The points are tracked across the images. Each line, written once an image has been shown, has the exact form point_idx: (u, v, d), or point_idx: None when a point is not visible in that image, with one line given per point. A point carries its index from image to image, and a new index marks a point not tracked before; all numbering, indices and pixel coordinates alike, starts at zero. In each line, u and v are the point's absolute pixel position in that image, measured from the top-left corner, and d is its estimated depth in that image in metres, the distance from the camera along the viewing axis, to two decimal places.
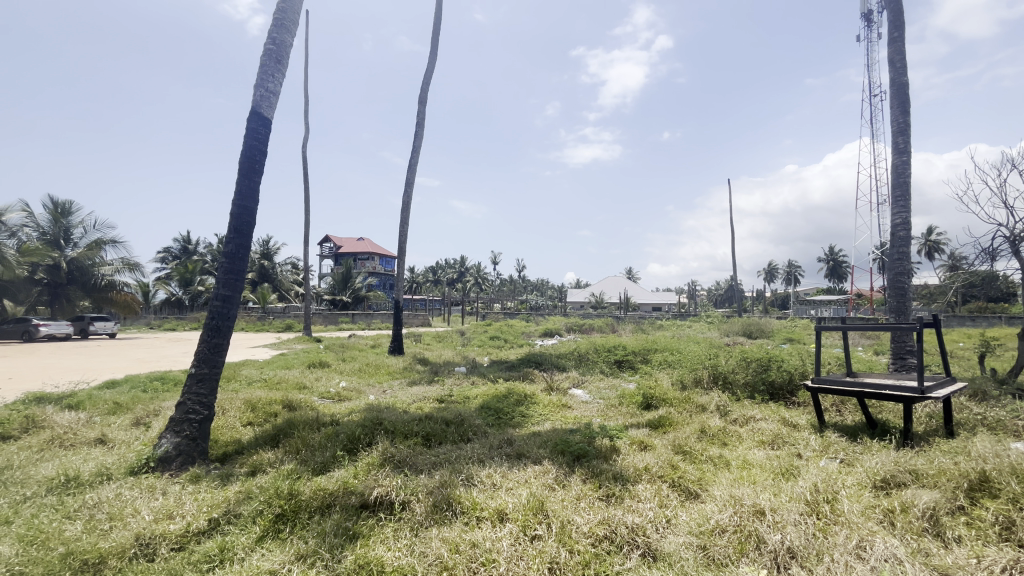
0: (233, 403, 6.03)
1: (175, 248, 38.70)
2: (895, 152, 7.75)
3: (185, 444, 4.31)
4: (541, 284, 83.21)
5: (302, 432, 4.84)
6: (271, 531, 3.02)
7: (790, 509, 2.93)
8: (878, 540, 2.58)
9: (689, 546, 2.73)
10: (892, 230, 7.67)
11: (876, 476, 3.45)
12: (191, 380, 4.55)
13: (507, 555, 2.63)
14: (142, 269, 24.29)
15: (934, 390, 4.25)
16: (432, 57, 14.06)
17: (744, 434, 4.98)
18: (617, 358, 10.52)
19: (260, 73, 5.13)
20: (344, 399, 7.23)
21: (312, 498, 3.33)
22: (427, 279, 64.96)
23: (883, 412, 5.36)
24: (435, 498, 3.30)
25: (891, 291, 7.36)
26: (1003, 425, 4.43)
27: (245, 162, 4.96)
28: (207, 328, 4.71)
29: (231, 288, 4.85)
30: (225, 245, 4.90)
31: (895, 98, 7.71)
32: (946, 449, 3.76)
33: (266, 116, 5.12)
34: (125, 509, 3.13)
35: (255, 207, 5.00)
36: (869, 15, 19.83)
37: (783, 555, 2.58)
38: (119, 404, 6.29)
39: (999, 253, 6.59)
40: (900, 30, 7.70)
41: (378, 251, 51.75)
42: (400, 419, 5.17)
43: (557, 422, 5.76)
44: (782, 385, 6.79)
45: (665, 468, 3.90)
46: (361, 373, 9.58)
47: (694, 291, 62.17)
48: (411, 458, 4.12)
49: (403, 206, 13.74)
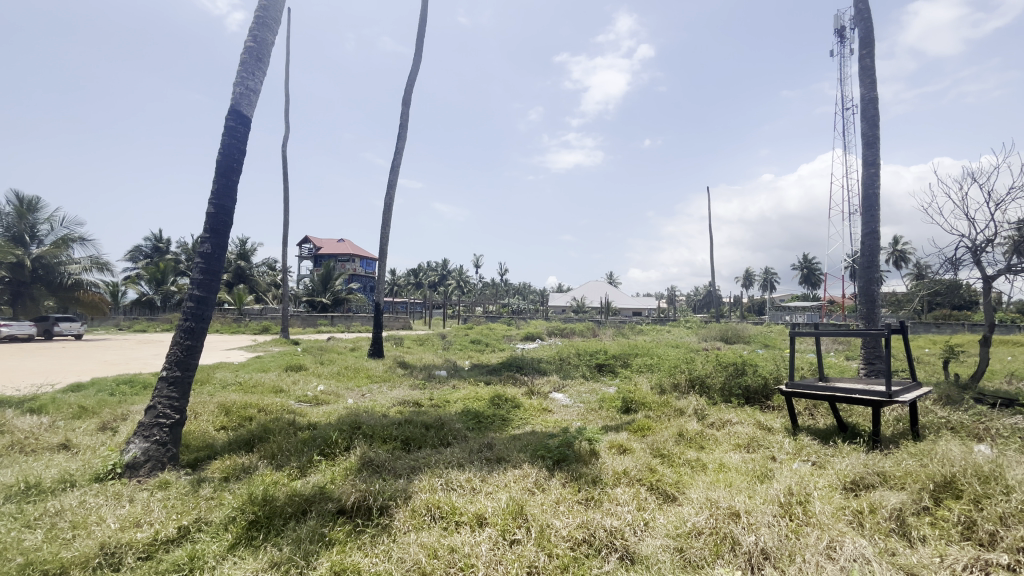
0: (206, 407, 5.88)
1: (146, 247, 37.66)
2: (864, 164, 8.03)
3: (154, 448, 4.17)
4: (523, 288, 83.40)
5: (279, 436, 4.76)
6: (244, 538, 2.94)
7: (763, 511, 2.99)
8: (847, 540, 2.66)
9: (666, 549, 2.75)
10: (863, 239, 7.92)
11: (846, 478, 3.54)
12: (162, 383, 4.42)
13: (486, 559, 2.62)
14: (111, 269, 23.56)
15: (901, 394, 4.38)
16: (417, 60, 14.01)
17: (721, 437, 5.07)
18: (598, 362, 10.59)
19: (240, 70, 5.03)
20: (322, 403, 7.13)
21: (286, 504, 3.25)
22: (409, 281, 64.48)
23: (853, 416, 5.52)
24: (413, 503, 3.28)
25: (862, 297, 7.56)
26: (966, 429, 4.62)
27: (222, 162, 4.85)
28: (181, 330, 4.58)
29: (206, 289, 4.71)
30: (201, 246, 4.76)
31: (866, 113, 7.99)
32: (912, 451, 3.89)
33: (245, 115, 5.03)
34: (89, 517, 3.01)
35: (232, 206, 4.89)
36: (842, 31, 20.50)
37: (757, 556, 2.63)
38: (84, 408, 6.06)
39: (962, 263, 6.86)
40: (869, 47, 7.99)
41: (359, 253, 51.28)
42: (379, 423, 5.11)
43: (538, 426, 5.77)
44: (757, 390, 6.94)
45: (644, 471, 3.93)
46: (340, 376, 9.43)
47: (673, 296, 63.27)
48: (390, 463, 4.08)
49: (385, 208, 13.62)
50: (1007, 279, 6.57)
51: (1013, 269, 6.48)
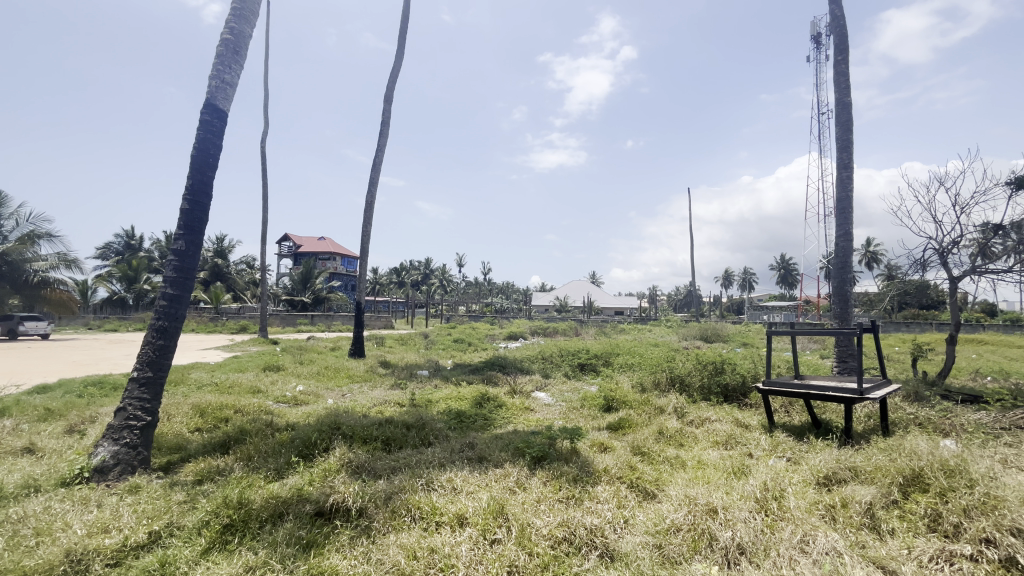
0: (180, 408, 5.74)
1: (117, 243, 36.52)
2: (839, 167, 8.24)
3: (124, 451, 4.04)
4: (506, 288, 83.16)
5: (255, 437, 4.67)
6: (218, 542, 2.87)
7: (740, 508, 3.04)
8: (820, 534, 2.72)
9: (645, 546, 2.77)
10: (837, 240, 8.12)
11: (820, 473, 3.63)
12: (132, 384, 4.29)
13: (467, 560, 2.61)
14: (81, 266, 22.77)
15: (872, 391, 4.52)
16: (400, 56, 13.88)
17: (699, 435, 5.15)
18: (580, 361, 10.66)
19: (216, 63, 4.90)
20: (301, 404, 7.02)
21: (262, 507, 3.19)
22: (392, 280, 63.88)
23: (827, 413, 5.67)
24: (393, 504, 3.24)
25: (836, 297, 7.76)
26: (932, 424, 4.79)
27: (197, 157, 4.73)
28: (152, 329, 4.45)
29: (180, 287, 4.59)
30: (174, 243, 4.63)
31: (840, 117, 8.20)
32: (883, 447, 4.01)
33: (222, 109, 4.91)
34: (54, 524, 2.91)
35: (208, 202, 4.77)
36: (818, 38, 21.01)
37: (733, 552, 2.68)
38: (50, 410, 5.85)
39: (930, 264, 7.09)
40: (844, 53, 8.19)
41: (340, 251, 50.64)
42: (359, 423, 5.05)
43: (520, 425, 5.76)
44: (735, 387, 7.06)
45: (624, 469, 3.98)
46: (320, 376, 9.29)
47: (654, 296, 63.99)
48: (371, 463, 4.04)
49: (366, 205, 13.45)
50: (972, 279, 6.81)
51: (978, 269, 6.73)
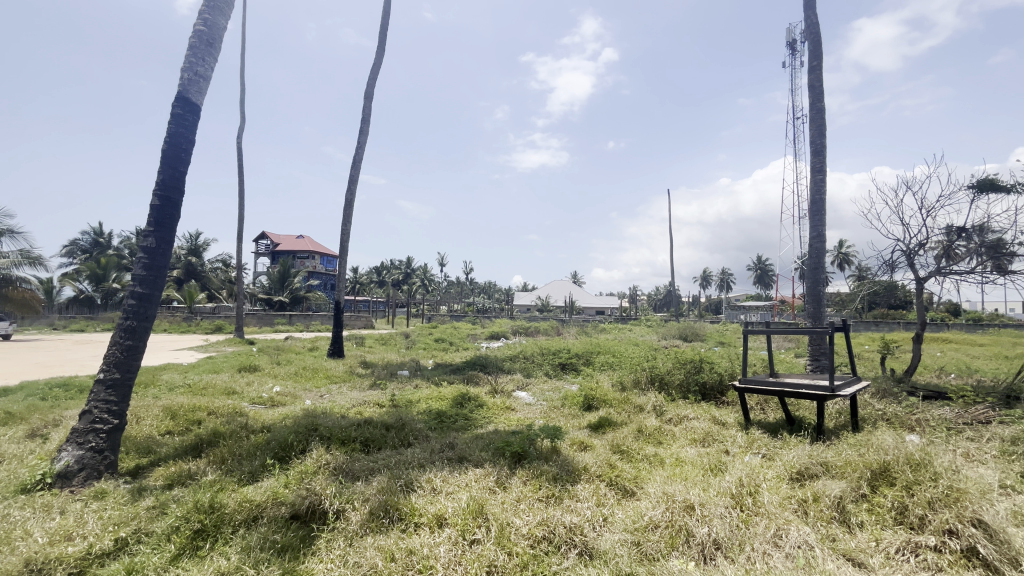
0: (149, 411, 5.56)
1: (84, 241, 35.23)
2: (813, 170, 8.45)
3: (89, 456, 3.90)
4: (489, 287, 82.75)
5: (229, 440, 4.56)
6: (188, 548, 2.79)
7: (716, 504, 3.09)
8: (793, 529, 2.79)
9: (623, 543, 2.80)
10: (811, 242, 8.33)
11: (792, 468, 3.72)
12: (98, 386, 4.14)
13: (445, 561, 2.59)
14: (45, 263, 21.89)
15: (842, 388, 4.66)
16: (380, 53, 13.73)
17: (678, 432, 5.23)
18: (562, 360, 10.71)
19: (189, 55, 4.76)
20: (277, 405, 6.88)
21: (235, 511, 3.12)
22: (372, 279, 63.07)
23: (800, 410, 5.81)
24: (370, 506, 3.19)
25: (809, 297, 7.95)
26: (899, 420, 4.95)
27: (169, 151, 4.59)
28: (120, 329, 4.30)
29: (150, 285, 4.44)
30: (144, 239, 4.48)
31: (814, 122, 8.41)
32: (853, 442, 4.13)
33: (194, 103, 4.77)
34: (13, 532, 2.78)
35: (180, 198, 4.63)
36: (793, 44, 21.50)
37: (709, 547, 2.73)
38: (11, 414, 5.61)
39: (898, 265, 7.33)
40: (818, 59, 8.41)
41: (320, 250, 49.84)
42: (337, 424, 4.97)
43: (500, 425, 5.74)
44: (713, 386, 7.19)
45: (603, 467, 4.01)
46: (297, 377, 9.11)
47: (635, 296, 64.65)
48: (349, 465, 3.98)
49: (345, 203, 13.27)
50: (938, 280, 7.07)
51: (943, 271, 6.98)
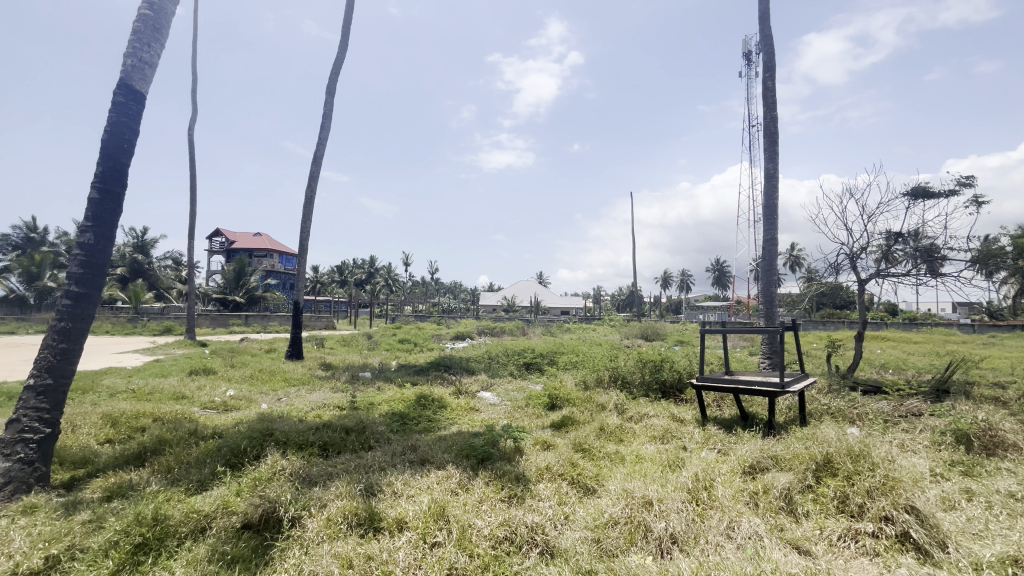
0: (87, 418, 5.21)
1: (15, 236, 32.68)
2: (767, 176, 8.82)
3: (17, 469, 3.61)
4: (455, 287, 82.11)
5: (176, 448, 4.33)
6: (128, 563, 2.63)
7: (674, 498, 3.18)
8: (744, 520, 2.90)
9: (584, 541, 2.83)
10: (765, 244, 8.70)
11: (745, 463, 3.86)
12: (27, 392, 3.84)
13: (404, 565, 2.55)
14: None
15: (791, 385, 4.89)
16: (343, 47, 13.37)
17: (638, 430, 5.34)
18: (526, 360, 10.75)
19: (132, 40, 4.49)
20: (231, 409, 6.60)
21: (181, 522, 2.97)
22: (334, 279, 61.48)
23: (753, 406, 6.06)
24: (328, 512, 3.10)
25: (763, 298, 8.29)
26: (843, 414, 5.25)
27: (109, 142, 4.31)
28: (53, 332, 4.00)
29: (87, 284, 4.16)
30: (80, 235, 4.19)
31: (767, 130, 8.79)
32: (801, 436, 4.34)
33: (138, 91, 4.50)
34: None
35: (121, 192, 4.36)
36: (749, 54, 22.42)
37: (666, 541, 2.80)
38: None
39: (842, 267, 7.76)
40: (771, 70, 8.79)
41: (279, 248, 48.16)
42: (294, 428, 4.80)
43: (464, 426, 5.72)
44: (672, 384, 7.40)
45: (565, 465, 4.05)
46: (253, 380, 8.77)
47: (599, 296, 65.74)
48: (306, 470, 3.87)
49: (305, 201, 12.86)
50: (877, 282, 7.54)
51: (882, 273, 7.45)
